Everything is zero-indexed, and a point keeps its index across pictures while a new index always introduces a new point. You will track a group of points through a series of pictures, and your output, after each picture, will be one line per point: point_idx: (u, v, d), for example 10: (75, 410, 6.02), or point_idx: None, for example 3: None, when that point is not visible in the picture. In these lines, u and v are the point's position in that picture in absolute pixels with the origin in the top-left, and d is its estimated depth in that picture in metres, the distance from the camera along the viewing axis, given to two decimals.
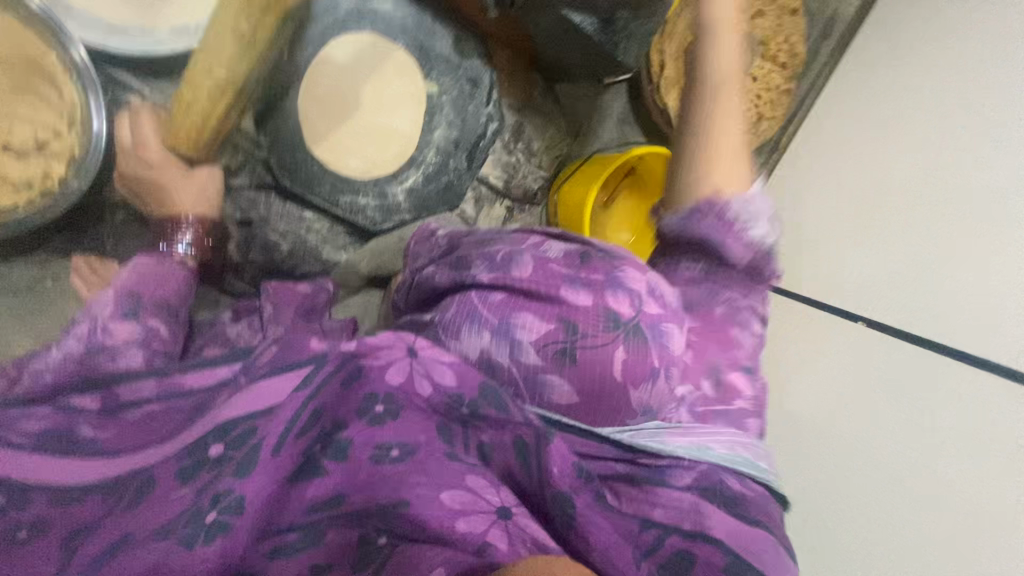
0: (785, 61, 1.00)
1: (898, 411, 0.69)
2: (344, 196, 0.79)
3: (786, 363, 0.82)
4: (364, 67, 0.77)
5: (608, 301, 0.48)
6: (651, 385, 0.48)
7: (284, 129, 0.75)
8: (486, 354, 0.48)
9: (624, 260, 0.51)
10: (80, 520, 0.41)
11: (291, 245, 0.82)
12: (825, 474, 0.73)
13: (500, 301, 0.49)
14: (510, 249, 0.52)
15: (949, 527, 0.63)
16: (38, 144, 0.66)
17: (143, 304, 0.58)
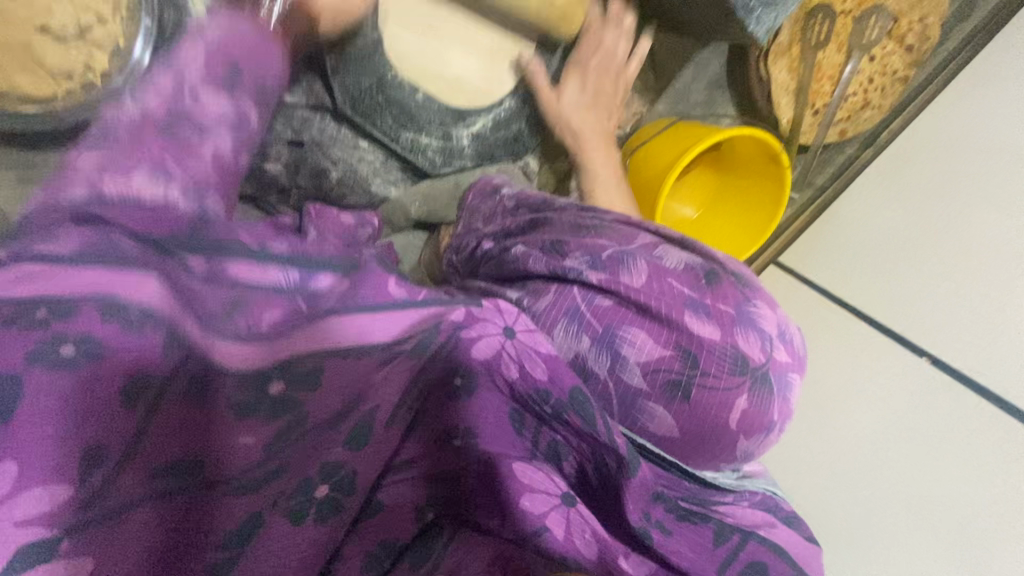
0: (913, 44, 0.87)
1: (923, 450, 0.72)
2: (405, 134, 0.74)
3: (824, 392, 0.83)
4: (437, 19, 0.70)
5: (737, 340, 0.47)
6: (764, 436, 0.49)
7: (350, 53, 0.67)
8: (580, 357, 0.49)
9: (753, 292, 0.50)
10: (138, 370, 0.35)
11: (341, 173, 0.77)
12: (857, 509, 0.76)
13: (606, 306, 0.50)
14: (619, 249, 0.51)
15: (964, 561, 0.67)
16: (81, 29, 0.58)
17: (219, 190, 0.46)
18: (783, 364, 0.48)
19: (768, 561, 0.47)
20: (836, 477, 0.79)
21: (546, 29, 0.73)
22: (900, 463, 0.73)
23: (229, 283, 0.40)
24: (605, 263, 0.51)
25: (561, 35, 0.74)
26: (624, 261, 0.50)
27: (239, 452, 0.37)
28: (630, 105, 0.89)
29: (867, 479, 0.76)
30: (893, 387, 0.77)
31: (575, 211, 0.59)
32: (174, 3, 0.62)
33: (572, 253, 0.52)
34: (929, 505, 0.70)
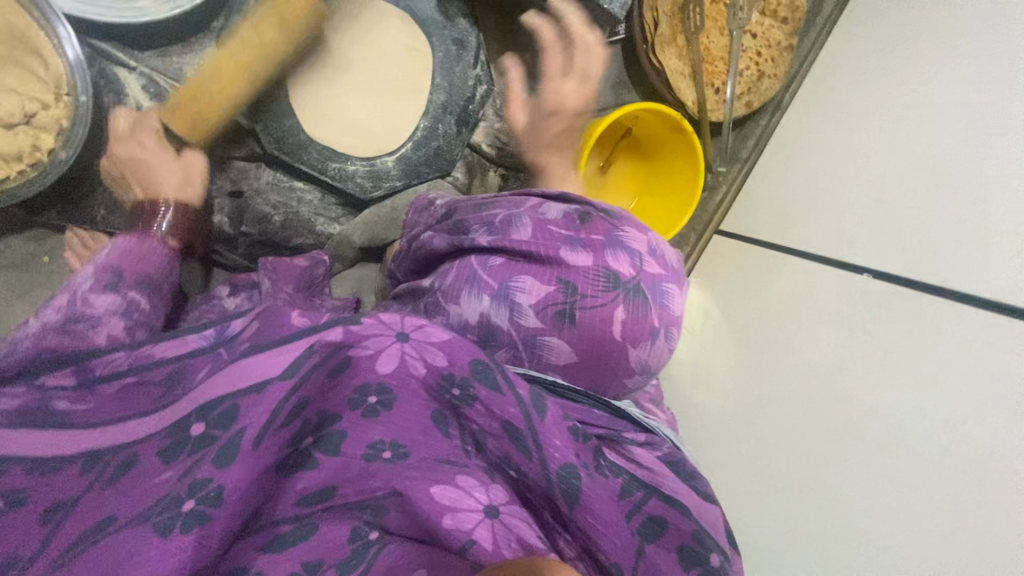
0: (785, 16, 0.96)
1: (898, 365, 0.67)
2: (333, 164, 0.78)
3: (788, 326, 0.80)
4: (353, 39, 0.77)
5: (607, 261, 0.49)
6: (650, 342, 0.49)
7: (268, 97, 0.74)
8: (485, 318, 0.49)
9: (623, 220, 0.52)
10: (64, 493, 0.37)
11: (283, 217, 0.82)
12: (841, 440, 0.69)
13: (500, 264, 0.50)
14: (508, 213, 0.53)
15: (958, 480, 0.60)
16: (26, 115, 0.66)
17: (118, 282, 0.52)
18: (655, 274, 0.50)
19: (674, 522, 0.45)
20: (807, 409, 0.73)
21: (443, 54, 0.80)
22: (874, 380, 0.68)
23: (158, 360, 0.43)
24: (497, 227, 0.52)
25: (457, 55, 0.80)
26: (512, 222, 0.52)
27: (158, 489, 0.38)
28: None
29: (845, 426, 0.69)
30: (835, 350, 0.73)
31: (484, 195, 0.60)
32: (112, 88, 0.73)
33: (474, 227, 0.54)
34: (910, 422, 0.64)
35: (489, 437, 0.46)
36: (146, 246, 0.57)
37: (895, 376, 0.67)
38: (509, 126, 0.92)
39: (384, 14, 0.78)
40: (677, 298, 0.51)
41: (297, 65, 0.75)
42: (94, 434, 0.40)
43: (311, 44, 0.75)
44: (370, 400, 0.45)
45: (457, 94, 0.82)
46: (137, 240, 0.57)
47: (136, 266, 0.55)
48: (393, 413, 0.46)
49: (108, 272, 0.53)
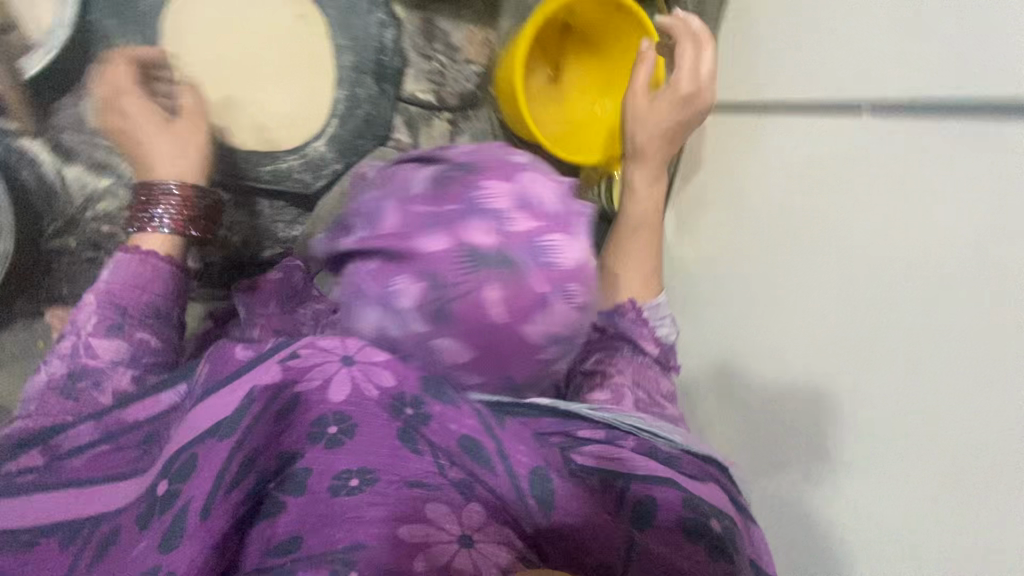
0: None
1: (883, 197, 0.53)
2: (265, 168, 0.73)
3: (749, 178, 0.72)
4: (218, 21, 0.68)
5: (464, 237, 0.38)
6: (546, 311, 0.38)
7: None
8: (382, 334, 0.41)
9: (491, 173, 0.40)
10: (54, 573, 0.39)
11: (242, 235, 0.80)
12: (818, 295, 0.59)
13: (376, 270, 0.40)
14: (378, 196, 0.43)
15: (967, 330, 0.46)
16: None
17: (127, 320, 0.50)
18: (526, 232, 0.38)
19: (663, 501, 0.46)
20: (784, 260, 0.64)
21: (336, 10, 0.72)
22: (848, 214, 0.57)
23: (122, 424, 0.46)
24: (367, 217, 0.42)
25: (353, 5, 0.72)
26: (375, 213, 0.41)
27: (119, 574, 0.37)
28: (472, 37, 0.85)
29: (829, 283, 0.58)
30: (826, 240, 0.59)
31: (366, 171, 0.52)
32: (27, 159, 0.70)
33: (353, 220, 0.43)
34: (898, 265, 0.51)
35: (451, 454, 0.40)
36: (149, 268, 0.52)
37: (880, 207, 0.54)
38: (440, 63, 0.83)
39: None
40: (567, 250, 0.38)
41: (180, 69, 0.66)
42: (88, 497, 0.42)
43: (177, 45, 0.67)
44: (333, 435, 0.41)
45: (367, 48, 0.74)
46: (140, 256, 0.52)
47: (140, 296, 0.51)
48: (360, 441, 0.40)
49: (115, 308, 0.50)
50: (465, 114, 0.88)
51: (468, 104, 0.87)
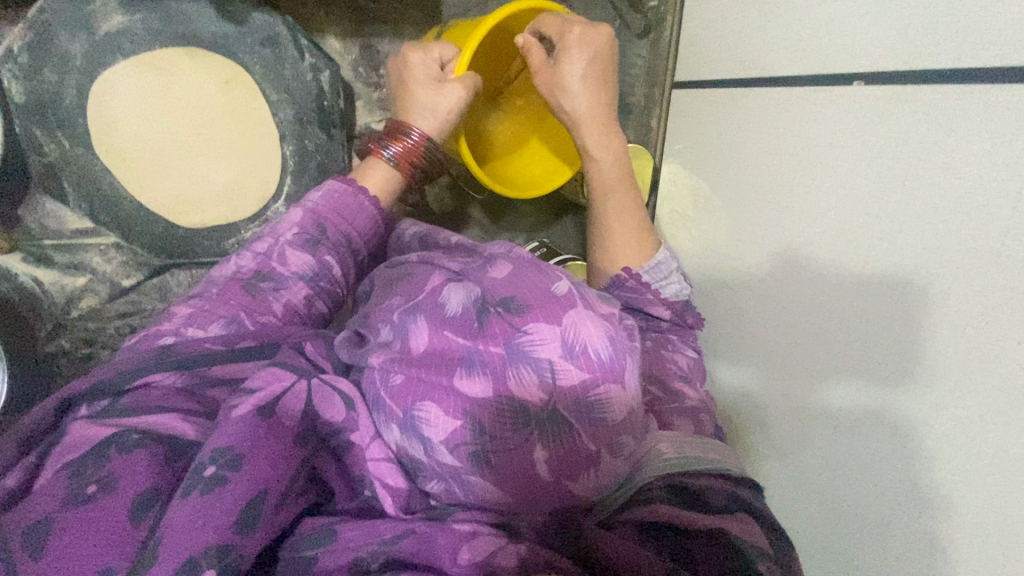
0: None
1: (828, 142, 0.56)
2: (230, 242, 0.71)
3: (743, 124, 0.70)
4: (152, 98, 0.63)
5: (511, 387, 0.43)
6: (592, 471, 0.43)
7: (122, 216, 0.66)
8: (403, 451, 0.43)
9: (530, 315, 0.45)
10: (135, 486, 0.35)
11: None
12: (784, 248, 0.62)
13: (401, 383, 0.44)
14: (410, 311, 0.48)
15: (893, 262, 0.48)
16: None
17: (319, 240, 0.56)
18: (573, 386, 0.43)
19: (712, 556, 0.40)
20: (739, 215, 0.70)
21: (260, 65, 0.67)
22: (803, 161, 0.59)
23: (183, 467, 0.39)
24: (398, 328, 0.47)
25: (277, 57, 0.66)
26: (407, 327, 0.47)
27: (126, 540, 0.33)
28: None
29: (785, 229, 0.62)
30: (773, 180, 0.64)
31: (396, 265, 0.57)
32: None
33: (379, 326, 0.49)
34: (848, 206, 0.53)
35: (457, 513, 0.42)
36: (339, 198, 0.59)
37: (823, 152, 0.57)
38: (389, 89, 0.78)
39: (169, 56, 0.63)
40: (612, 402, 0.43)
41: (122, 164, 0.64)
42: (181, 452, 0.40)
43: (114, 132, 0.63)
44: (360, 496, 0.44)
45: (304, 99, 0.69)
46: (345, 183, 0.60)
47: (341, 223, 0.58)
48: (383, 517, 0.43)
49: (305, 227, 0.56)
50: None
51: None
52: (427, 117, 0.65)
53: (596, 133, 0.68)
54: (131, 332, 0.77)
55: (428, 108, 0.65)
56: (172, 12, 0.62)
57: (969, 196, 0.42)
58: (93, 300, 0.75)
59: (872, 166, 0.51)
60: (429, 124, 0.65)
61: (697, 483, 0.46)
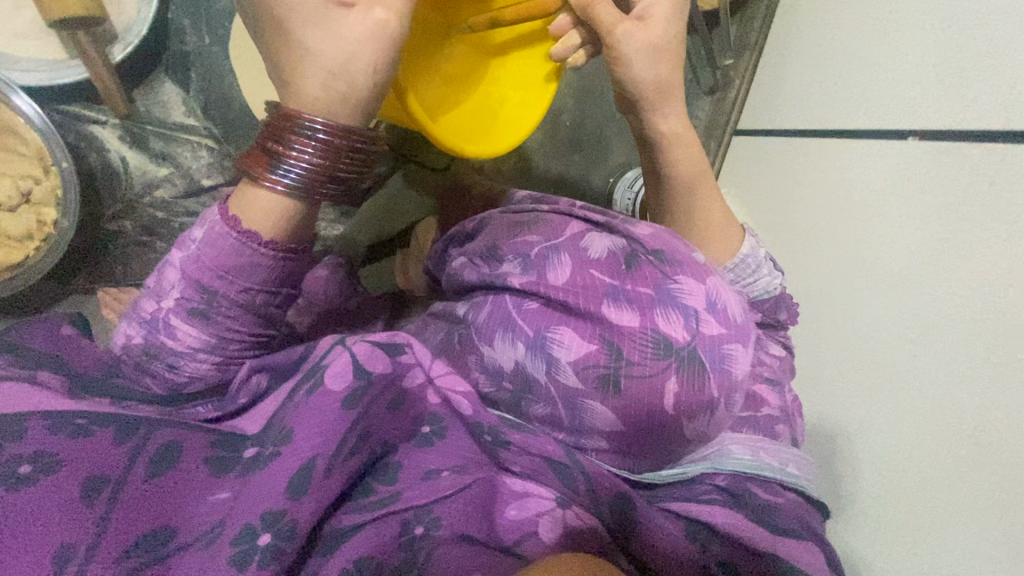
0: None
1: (892, 211, 0.68)
2: None
3: (813, 180, 0.80)
4: None
5: (658, 322, 0.48)
6: (708, 414, 0.49)
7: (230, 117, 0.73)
8: (520, 365, 0.50)
9: (678, 270, 0.51)
10: (98, 469, 0.39)
11: None
12: (858, 305, 0.70)
13: (533, 309, 0.51)
14: (550, 249, 0.55)
15: (950, 323, 0.58)
16: (24, 195, 0.69)
17: (209, 308, 0.46)
18: (713, 335, 0.48)
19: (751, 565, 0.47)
20: (806, 263, 0.79)
21: None
22: (875, 220, 0.70)
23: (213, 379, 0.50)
24: (532, 262, 0.54)
25: None
26: (549, 258, 0.54)
27: (212, 511, 0.40)
28: None
29: (856, 286, 0.70)
30: (853, 240, 0.72)
31: (519, 208, 0.65)
32: (94, 147, 0.75)
33: (508, 256, 0.57)
34: (906, 273, 0.64)
35: (514, 449, 0.49)
36: (226, 244, 0.44)
37: (895, 218, 0.67)
38: None
39: None
40: (739, 359, 0.49)
41: (247, 72, 0.71)
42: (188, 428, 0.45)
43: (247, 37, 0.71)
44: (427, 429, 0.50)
45: None
46: (242, 235, 0.44)
47: (237, 285, 0.45)
48: (446, 444, 0.50)
49: (197, 286, 0.45)
50: None
51: None
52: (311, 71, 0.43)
53: (681, 158, 0.65)
54: None
55: (319, 61, 0.43)
56: None
57: (976, 234, 0.58)
58: (166, 192, 0.77)
59: (934, 236, 0.62)
60: (328, 48, 0.43)
61: (750, 486, 0.53)
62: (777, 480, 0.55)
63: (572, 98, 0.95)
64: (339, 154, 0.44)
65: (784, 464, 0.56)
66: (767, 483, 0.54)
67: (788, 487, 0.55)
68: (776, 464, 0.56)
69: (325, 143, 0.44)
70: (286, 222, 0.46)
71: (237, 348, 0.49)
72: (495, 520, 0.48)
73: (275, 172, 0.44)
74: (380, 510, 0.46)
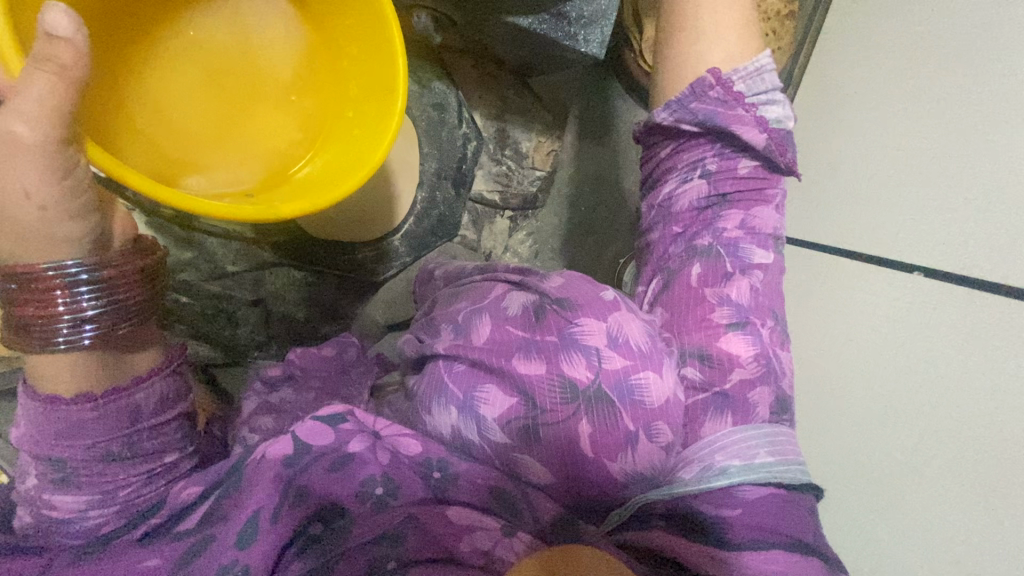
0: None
1: (884, 359, 0.76)
2: (342, 256, 0.81)
3: (840, 310, 0.82)
4: None
5: (562, 367, 0.51)
6: (630, 450, 0.50)
7: None
8: (457, 430, 0.52)
9: (579, 312, 0.54)
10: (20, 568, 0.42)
11: (307, 311, 0.83)
12: (888, 450, 0.74)
13: (463, 370, 0.54)
14: (472, 312, 0.58)
15: (967, 495, 0.66)
16: None
17: (69, 472, 0.44)
18: (616, 369, 0.51)
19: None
20: (833, 392, 0.81)
21: (425, 123, 0.78)
22: (871, 361, 0.77)
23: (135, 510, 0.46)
24: (461, 327, 0.57)
25: (441, 120, 0.78)
26: (473, 324, 0.57)
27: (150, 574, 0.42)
28: (539, 148, 0.88)
29: (878, 433, 0.75)
30: (838, 361, 0.81)
31: (460, 279, 0.68)
32: None
33: (444, 326, 0.59)
34: (966, 444, 0.67)
35: (460, 483, 0.50)
36: (55, 419, 0.43)
37: (917, 378, 0.72)
38: (509, 167, 0.87)
39: None
40: (651, 389, 0.51)
41: None
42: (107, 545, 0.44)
43: None
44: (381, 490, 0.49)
45: (449, 157, 0.81)
46: (47, 404, 0.43)
47: (78, 447, 0.43)
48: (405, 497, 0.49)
49: (41, 458, 0.43)
50: (525, 212, 0.93)
51: (528, 206, 0.92)
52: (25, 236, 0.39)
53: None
54: (214, 314, 0.79)
55: (20, 232, 0.39)
56: None
57: (973, 374, 0.67)
58: (190, 276, 0.77)
59: (898, 388, 0.74)
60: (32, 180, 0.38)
61: (691, 504, 0.51)
62: (739, 484, 0.51)
63: (589, 186, 0.97)
64: (117, 285, 0.42)
65: (754, 456, 0.52)
66: (714, 496, 0.51)
67: (760, 485, 0.51)
68: (747, 462, 0.51)
69: (95, 284, 0.41)
70: (90, 370, 0.44)
71: (129, 491, 0.46)
72: (451, 546, 0.49)
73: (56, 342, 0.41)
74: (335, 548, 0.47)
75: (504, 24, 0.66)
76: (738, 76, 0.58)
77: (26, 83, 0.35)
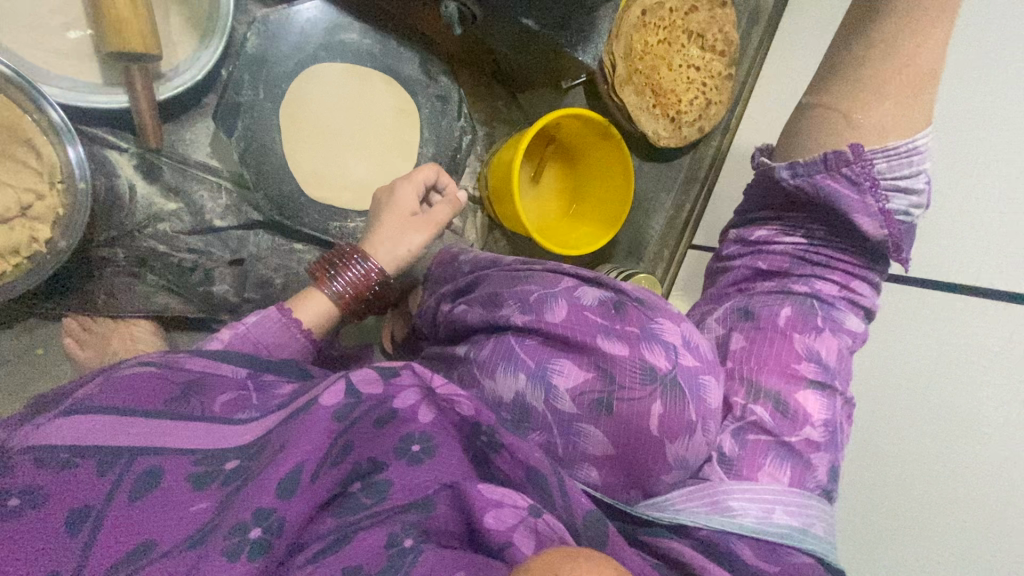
0: (723, 49, 1.03)
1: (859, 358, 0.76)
2: (335, 224, 0.79)
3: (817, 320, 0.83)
4: (345, 100, 0.78)
5: (644, 354, 0.49)
6: (688, 439, 0.49)
7: (266, 167, 0.74)
8: (520, 396, 0.50)
9: (658, 311, 0.53)
10: (81, 500, 0.36)
11: (284, 278, 0.81)
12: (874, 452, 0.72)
13: (535, 344, 0.52)
14: (544, 292, 0.54)
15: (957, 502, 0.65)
16: (22, 207, 0.64)
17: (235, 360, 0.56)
18: (690, 368, 0.50)
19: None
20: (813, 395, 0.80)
21: (428, 111, 0.83)
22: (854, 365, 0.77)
23: (218, 404, 0.46)
24: (532, 305, 0.54)
25: (441, 112, 0.83)
26: (547, 301, 0.53)
27: (198, 517, 0.38)
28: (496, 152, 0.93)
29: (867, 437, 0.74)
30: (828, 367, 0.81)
31: (506, 263, 0.64)
32: (104, 171, 0.71)
33: (507, 301, 0.55)
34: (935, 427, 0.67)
35: (507, 453, 0.47)
36: (276, 324, 0.59)
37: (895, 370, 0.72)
38: None
39: (370, 74, 0.79)
40: (712, 391, 0.51)
41: (292, 132, 0.75)
42: (188, 424, 0.43)
43: (299, 95, 0.75)
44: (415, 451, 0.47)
45: (444, 146, 0.85)
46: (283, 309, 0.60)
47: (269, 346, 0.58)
48: (437, 461, 0.47)
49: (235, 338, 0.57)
50: None
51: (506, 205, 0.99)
52: (387, 248, 0.69)
53: None
54: (190, 270, 0.77)
55: (379, 230, 0.70)
56: (390, 53, 0.80)
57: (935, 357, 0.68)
58: (171, 227, 0.76)
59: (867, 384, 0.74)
60: (416, 243, 0.70)
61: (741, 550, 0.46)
62: (783, 545, 0.47)
63: None
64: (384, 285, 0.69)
65: (807, 521, 0.48)
66: (767, 547, 0.46)
67: (799, 550, 0.47)
68: (803, 524, 0.48)
69: (382, 282, 0.68)
70: (322, 319, 0.64)
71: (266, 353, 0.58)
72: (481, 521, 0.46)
73: (328, 289, 0.65)
74: (369, 514, 0.44)
75: (512, 24, 0.74)
76: (884, 156, 0.56)
77: (416, 233, 0.70)
